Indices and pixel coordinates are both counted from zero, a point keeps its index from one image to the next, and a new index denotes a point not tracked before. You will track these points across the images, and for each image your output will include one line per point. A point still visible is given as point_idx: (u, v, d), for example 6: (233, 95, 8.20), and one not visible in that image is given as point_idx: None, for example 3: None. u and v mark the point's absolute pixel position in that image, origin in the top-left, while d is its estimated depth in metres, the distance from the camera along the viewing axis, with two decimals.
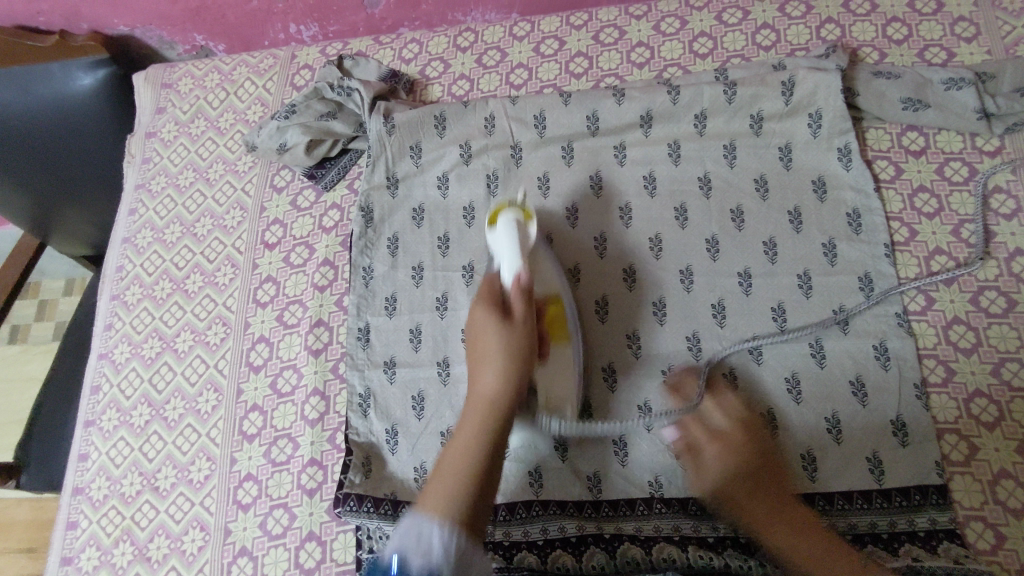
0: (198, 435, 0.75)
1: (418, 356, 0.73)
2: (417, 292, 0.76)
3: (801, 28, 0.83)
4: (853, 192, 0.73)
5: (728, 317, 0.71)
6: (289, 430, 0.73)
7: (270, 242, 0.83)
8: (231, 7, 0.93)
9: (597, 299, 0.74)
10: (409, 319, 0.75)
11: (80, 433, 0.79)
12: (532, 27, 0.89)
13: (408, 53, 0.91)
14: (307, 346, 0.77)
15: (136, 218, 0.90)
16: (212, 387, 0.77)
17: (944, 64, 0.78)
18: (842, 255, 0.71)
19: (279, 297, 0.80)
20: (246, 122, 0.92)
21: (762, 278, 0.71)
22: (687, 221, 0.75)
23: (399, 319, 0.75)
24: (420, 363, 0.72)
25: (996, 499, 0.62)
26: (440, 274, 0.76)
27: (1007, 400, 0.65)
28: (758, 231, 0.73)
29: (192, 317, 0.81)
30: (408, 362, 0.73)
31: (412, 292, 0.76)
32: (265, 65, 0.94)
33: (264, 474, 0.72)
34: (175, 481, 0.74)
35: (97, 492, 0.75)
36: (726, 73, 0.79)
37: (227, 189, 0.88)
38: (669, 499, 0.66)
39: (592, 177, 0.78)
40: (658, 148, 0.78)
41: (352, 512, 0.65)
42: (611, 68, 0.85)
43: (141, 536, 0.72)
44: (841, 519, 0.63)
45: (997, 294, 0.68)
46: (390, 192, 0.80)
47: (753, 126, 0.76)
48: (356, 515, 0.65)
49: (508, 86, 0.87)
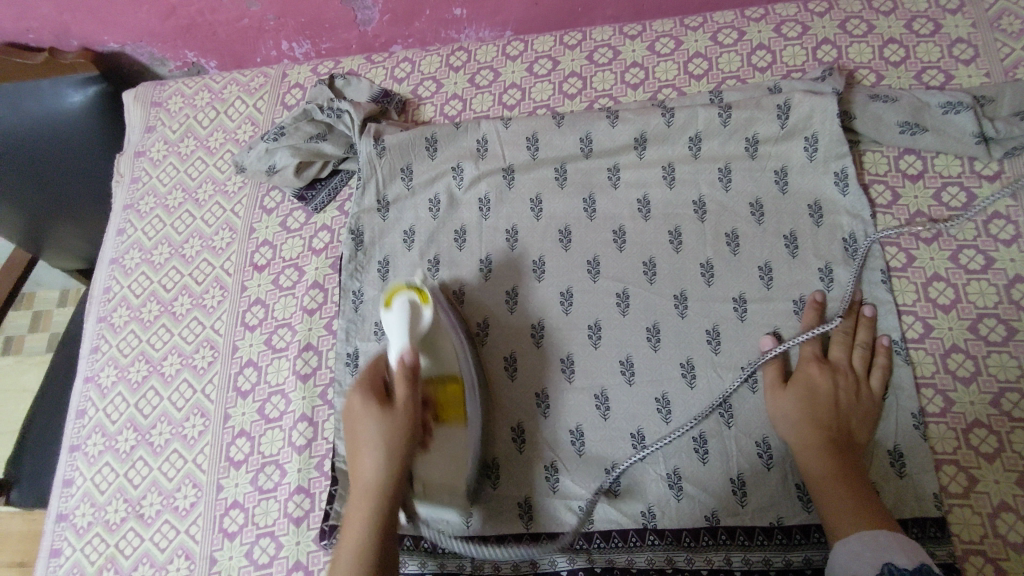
0: (184, 461, 0.74)
1: None
2: None
3: (798, 49, 0.82)
4: (849, 217, 0.72)
5: (723, 343, 0.69)
6: (277, 456, 0.72)
7: (259, 264, 0.82)
8: (221, 25, 0.92)
9: (589, 323, 0.72)
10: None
11: (65, 458, 0.78)
12: (526, 46, 0.88)
13: (400, 71, 0.90)
14: (296, 371, 0.75)
15: (125, 238, 0.89)
16: (198, 412, 0.76)
17: (942, 86, 0.77)
18: (839, 280, 0.70)
19: (268, 320, 0.79)
20: (236, 141, 0.91)
21: (757, 303, 0.70)
22: (680, 245, 0.74)
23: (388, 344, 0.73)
24: None
25: (996, 532, 0.61)
26: None
27: (1007, 431, 0.63)
28: (753, 256, 0.72)
29: (180, 340, 0.80)
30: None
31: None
32: (257, 83, 0.93)
33: (250, 502, 0.71)
34: (160, 509, 0.73)
35: (81, 519, 0.74)
36: (721, 95, 0.78)
37: (217, 209, 0.87)
38: (662, 530, 0.65)
39: (585, 200, 0.77)
40: (652, 171, 0.77)
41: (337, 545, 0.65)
42: (605, 88, 0.84)
43: (125, 565, 0.71)
44: None
45: (996, 322, 0.67)
46: (380, 215, 0.79)
47: (748, 148, 0.75)
48: None
49: (501, 106, 0.86)
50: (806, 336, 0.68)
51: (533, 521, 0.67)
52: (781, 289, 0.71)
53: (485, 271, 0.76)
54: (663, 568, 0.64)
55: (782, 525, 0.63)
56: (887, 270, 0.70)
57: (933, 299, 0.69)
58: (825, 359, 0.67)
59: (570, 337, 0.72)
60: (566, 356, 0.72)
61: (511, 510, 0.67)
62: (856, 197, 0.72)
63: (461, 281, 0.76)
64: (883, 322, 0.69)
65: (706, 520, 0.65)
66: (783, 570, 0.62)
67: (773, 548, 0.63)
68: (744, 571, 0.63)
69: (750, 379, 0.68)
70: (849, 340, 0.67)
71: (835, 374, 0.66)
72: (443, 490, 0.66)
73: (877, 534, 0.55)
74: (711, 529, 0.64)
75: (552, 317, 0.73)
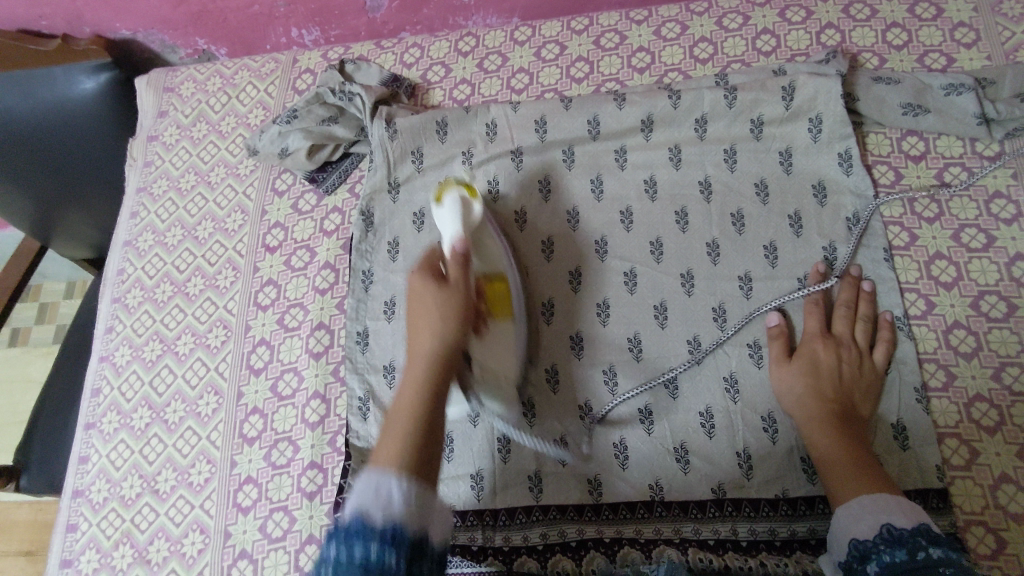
0: (198, 438, 0.75)
1: None
2: None
3: (802, 33, 0.83)
4: (852, 197, 0.73)
5: (729, 320, 0.71)
6: (289, 433, 0.73)
7: (271, 245, 0.83)
8: (232, 11, 0.93)
9: (598, 302, 0.74)
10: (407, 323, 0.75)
11: (80, 436, 0.79)
12: (533, 32, 0.90)
13: (409, 57, 0.92)
14: (308, 349, 0.77)
15: (137, 222, 0.90)
16: (212, 391, 0.77)
17: (944, 69, 0.78)
18: (842, 259, 0.71)
19: (279, 300, 0.80)
20: (247, 126, 0.92)
21: (763, 281, 0.72)
22: (687, 224, 0.75)
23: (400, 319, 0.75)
24: None
25: (997, 503, 0.62)
26: None
27: (1007, 404, 0.65)
28: (758, 236, 0.73)
29: (193, 320, 0.82)
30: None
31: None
32: (267, 69, 0.95)
33: (264, 477, 0.72)
34: (175, 484, 0.74)
35: (97, 495, 0.75)
36: (726, 79, 0.80)
37: (228, 193, 0.88)
38: (669, 502, 0.66)
39: (593, 181, 0.78)
40: (658, 153, 0.78)
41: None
42: (612, 73, 0.86)
43: (141, 539, 0.72)
44: None
45: (997, 299, 0.68)
46: (390, 196, 0.81)
47: (753, 130, 0.77)
48: None
49: (509, 91, 0.87)
50: (810, 310, 0.69)
51: (543, 494, 0.68)
52: (786, 267, 0.72)
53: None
54: (671, 539, 0.65)
55: (787, 496, 0.65)
56: (889, 249, 0.71)
57: (935, 277, 0.70)
58: (829, 334, 0.68)
59: (581, 315, 0.73)
60: (576, 333, 0.73)
61: (521, 484, 0.69)
62: (860, 177, 0.74)
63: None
64: (884, 300, 0.70)
65: (713, 492, 0.66)
66: (789, 540, 0.64)
67: (778, 519, 0.64)
68: (750, 542, 0.64)
69: (755, 354, 0.69)
70: (853, 313, 0.69)
71: (839, 350, 0.66)
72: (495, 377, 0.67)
73: (881, 496, 0.56)
74: (718, 501, 0.65)
75: (561, 296, 0.75)
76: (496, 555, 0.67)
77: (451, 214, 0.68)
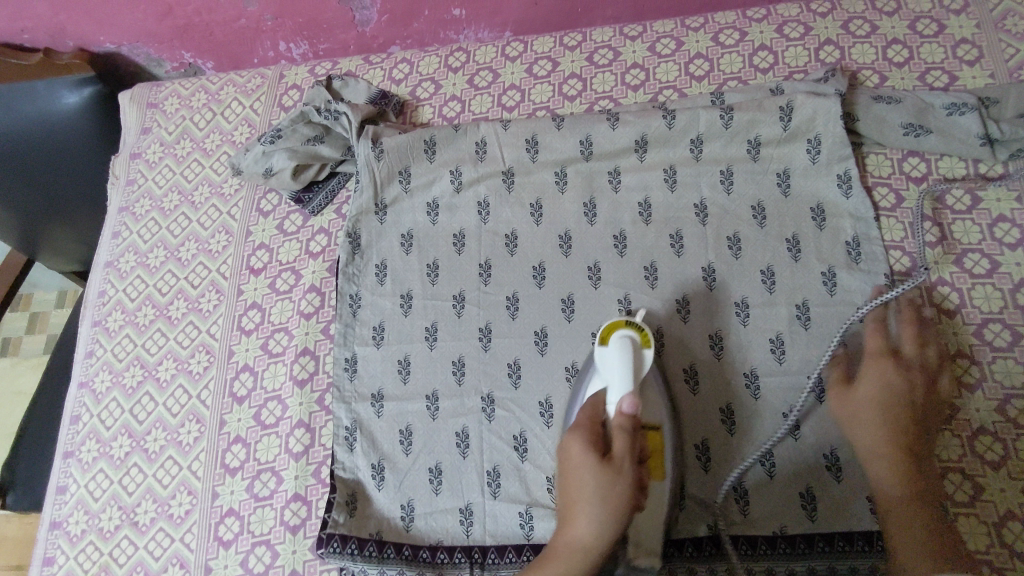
0: (179, 468, 0.73)
1: (407, 388, 0.71)
2: (406, 322, 0.74)
3: (800, 50, 0.81)
4: (852, 220, 0.71)
5: (726, 349, 0.69)
6: (272, 463, 0.71)
7: (256, 267, 0.81)
8: (218, 25, 0.91)
9: (593, 330, 0.71)
10: (395, 350, 0.73)
11: (59, 464, 0.77)
12: (525, 47, 0.88)
13: (398, 73, 0.89)
14: (293, 376, 0.75)
15: (119, 242, 0.88)
16: (194, 419, 0.75)
17: (946, 87, 0.76)
18: (843, 285, 0.69)
19: (264, 324, 0.78)
20: (232, 143, 0.90)
21: (760, 308, 0.69)
22: (682, 248, 0.73)
23: (388, 346, 0.73)
24: (408, 396, 0.71)
25: (1001, 541, 0.60)
26: (429, 303, 0.74)
27: (1012, 438, 0.63)
28: (755, 261, 0.71)
29: (175, 345, 0.79)
30: (396, 396, 0.71)
31: (400, 320, 0.74)
32: (253, 84, 0.93)
33: (246, 509, 0.70)
34: (155, 516, 0.72)
35: (74, 527, 0.73)
36: (722, 97, 0.78)
37: (213, 213, 0.86)
38: (665, 539, 0.64)
39: (586, 204, 0.76)
40: (653, 174, 0.76)
41: (334, 554, 0.64)
42: (606, 90, 0.84)
43: (119, 573, 0.70)
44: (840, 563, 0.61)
45: (1002, 327, 0.66)
46: (377, 218, 0.79)
47: (751, 151, 0.74)
48: (339, 557, 0.64)
49: (500, 108, 0.85)
50: (875, 328, 0.65)
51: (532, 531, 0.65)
52: (784, 294, 0.69)
53: (485, 276, 0.75)
54: None
55: (785, 533, 0.63)
56: (891, 275, 0.69)
57: (937, 304, 0.68)
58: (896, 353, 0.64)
59: (574, 344, 0.71)
60: (570, 362, 0.70)
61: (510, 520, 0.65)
62: (860, 200, 0.72)
63: (460, 286, 0.75)
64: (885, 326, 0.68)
65: (709, 529, 0.64)
66: None
67: (776, 558, 0.62)
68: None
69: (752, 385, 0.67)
70: (882, 329, 0.65)
71: (909, 371, 0.63)
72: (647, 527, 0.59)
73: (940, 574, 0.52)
74: (714, 538, 0.64)
75: (554, 323, 0.72)
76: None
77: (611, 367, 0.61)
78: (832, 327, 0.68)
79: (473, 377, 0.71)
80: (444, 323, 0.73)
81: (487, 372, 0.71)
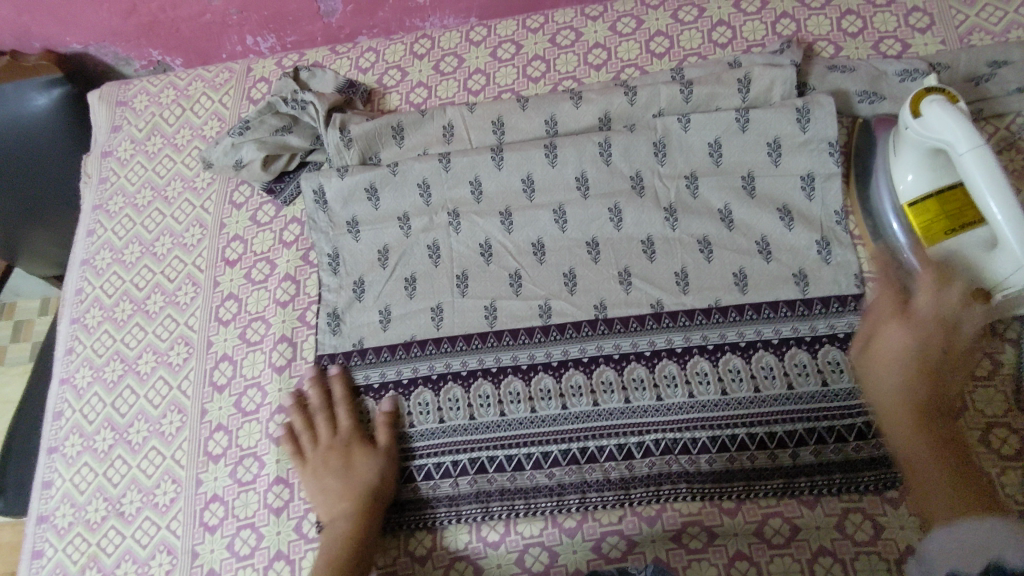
0: (163, 458, 0.74)
1: (386, 335, 0.74)
2: (385, 276, 0.76)
3: (757, 24, 0.83)
4: (807, 154, 0.72)
5: (691, 283, 0.71)
6: (254, 448, 0.73)
7: (231, 259, 0.82)
8: (183, 21, 0.92)
9: (564, 271, 0.74)
10: (376, 300, 0.76)
11: (43, 460, 0.78)
12: (489, 33, 0.89)
13: (365, 62, 0.91)
14: (271, 363, 0.76)
15: (94, 240, 0.89)
16: (175, 409, 0.76)
17: (900, 55, 0.78)
18: (797, 220, 0.71)
19: (241, 313, 0.79)
20: (202, 138, 0.91)
21: (719, 242, 0.72)
22: (642, 188, 0.75)
23: (367, 301, 0.76)
24: (389, 338, 0.74)
25: None
26: (405, 255, 0.77)
27: (969, 389, 0.64)
28: (712, 201, 0.73)
29: (154, 338, 0.80)
30: (377, 341, 0.74)
31: (380, 273, 0.76)
32: (221, 79, 0.94)
33: (231, 494, 0.71)
34: (140, 506, 0.73)
35: (61, 520, 0.74)
36: (682, 72, 0.79)
37: (186, 207, 0.87)
38: (642, 441, 0.66)
39: (546, 148, 0.77)
40: (588, 147, 0.76)
41: None
42: (569, 70, 0.85)
43: (108, 563, 0.71)
44: (813, 451, 0.64)
45: None
46: (339, 175, 0.78)
47: (681, 121, 0.75)
48: None
49: (466, 92, 0.86)
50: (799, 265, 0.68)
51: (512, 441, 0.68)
52: (742, 229, 0.72)
53: (454, 225, 0.77)
54: (648, 473, 0.65)
55: (761, 425, 0.65)
56: (843, 211, 0.72)
57: None
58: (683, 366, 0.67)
59: (547, 284, 0.74)
60: (542, 301, 0.73)
61: (489, 430, 0.69)
62: (818, 149, 0.72)
63: (434, 236, 0.77)
64: (841, 254, 0.70)
65: (682, 427, 0.66)
66: (764, 468, 0.64)
67: (754, 448, 0.65)
68: (725, 471, 0.64)
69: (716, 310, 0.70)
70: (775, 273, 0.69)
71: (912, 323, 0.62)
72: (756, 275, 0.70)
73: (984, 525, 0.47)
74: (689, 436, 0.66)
75: (526, 266, 0.75)
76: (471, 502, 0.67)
77: (948, 107, 0.61)
78: (790, 260, 0.70)
79: (452, 320, 0.73)
80: (423, 273, 0.76)
81: (466, 315, 0.73)
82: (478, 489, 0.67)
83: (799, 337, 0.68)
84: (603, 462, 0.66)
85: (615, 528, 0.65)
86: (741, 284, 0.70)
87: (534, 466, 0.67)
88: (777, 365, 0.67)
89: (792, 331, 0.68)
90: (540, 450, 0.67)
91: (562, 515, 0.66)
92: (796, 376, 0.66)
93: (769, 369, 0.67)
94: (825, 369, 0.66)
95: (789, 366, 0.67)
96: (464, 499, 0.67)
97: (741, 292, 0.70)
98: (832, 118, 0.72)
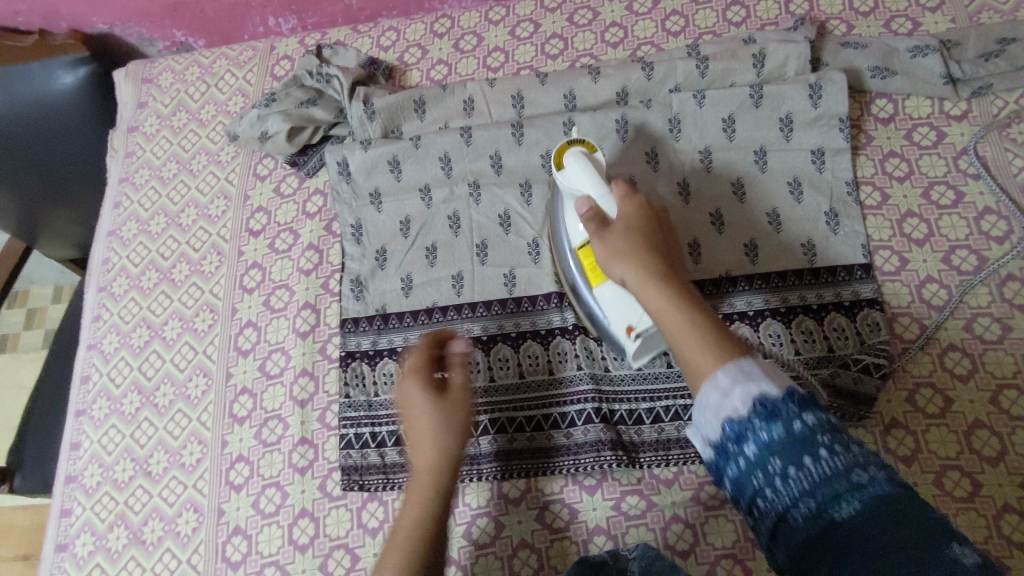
0: (189, 420, 0.76)
1: (408, 301, 0.76)
2: (406, 245, 0.78)
3: (771, 3, 0.84)
4: (818, 129, 0.74)
5: (703, 255, 0.72)
6: (278, 411, 0.74)
7: (255, 229, 0.84)
8: (208, 2, 0.94)
9: None
10: (398, 269, 0.77)
11: (71, 423, 0.79)
12: (507, 12, 0.91)
13: (386, 40, 0.93)
14: (296, 329, 0.78)
15: (121, 211, 0.90)
16: (201, 373, 0.78)
17: (910, 33, 0.80)
18: (807, 193, 0.73)
19: (265, 282, 0.81)
20: (227, 113, 0.93)
21: (731, 214, 0.73)
22: (658, 162, 0.77)
23: (390, 270, 0.77)
24: (410, 304, 0.76)
25: (972, 448, 0.62)
26: (426, 224, 0.78)
27: (980, 353, 0.65)
28: (725, 173, 0.75)
29: (180, 305, 0.82)
30: (398, 307, 0.76)
31: (402, 243, 0.78)
32: (245, 57, 0.96)
33: (256, 455, 0.73)
34: (167, 466, 0.75)
35: (90, 480, 0.76)
36: (698, 49, 0.81)
37: (210, 180, 0.89)
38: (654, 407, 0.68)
39: (564, 123, 0.78)
40: (606, 122, 0.78)
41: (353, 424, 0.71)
42: (587, 48, 0.87)
43: (135, 520, 0.73)
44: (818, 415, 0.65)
45: (968, 253, 0.70)
46: (362, 147, 0.80)
47: (696, 97, 0.76)
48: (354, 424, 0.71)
49: (486, 69, 0.88)
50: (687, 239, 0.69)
51: (528, 405, 0.70)
52: (753, 201, 0.74)
53: (475, 196, 0.78)
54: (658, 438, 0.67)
55: None
56: (853, 182, 0.73)
57: (908, 234, 0.71)
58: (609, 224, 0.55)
59: None
60: None
61: (508, 392, 0.71)
62: (829, 124, 0.74)
63: (455, 207, 0.78)
64: (848, 226, 0.72)
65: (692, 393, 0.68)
66: None
67: None
68: None
69: (725, 282, 0.71)
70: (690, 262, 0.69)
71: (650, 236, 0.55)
72: (768, 249, 0.72)
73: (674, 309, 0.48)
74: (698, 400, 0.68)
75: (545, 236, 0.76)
76: (490, 463, 0.69)
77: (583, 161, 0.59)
78: (800, 230, 0.72)
79: (472, 287, 0.75)
80: (444, 242, 0.77)
81: (486, 282, 0.75)
82: (499, 448, 0.69)
83: (807, 306, 0.69)
84: (615, 424, 0.68)
85: (634, 488, 0.66)
86: (750, 255, 0.72)
87: (552, 427, 0.69)
88: (785, 333, 0.69)
89: (799, 299, 0.69)
90: (557, 412, 0.69)
91: (580, 474, 0.67)
92: (802, 342, 0.68)
93: (779, 337, 0.68)
94: (831, 335, 0.68)
95: (799, 334, 0.68)
96: (485, 458, 0.69)
97: (749, 262, 0.72)
98: (843, 94, 0.74)
